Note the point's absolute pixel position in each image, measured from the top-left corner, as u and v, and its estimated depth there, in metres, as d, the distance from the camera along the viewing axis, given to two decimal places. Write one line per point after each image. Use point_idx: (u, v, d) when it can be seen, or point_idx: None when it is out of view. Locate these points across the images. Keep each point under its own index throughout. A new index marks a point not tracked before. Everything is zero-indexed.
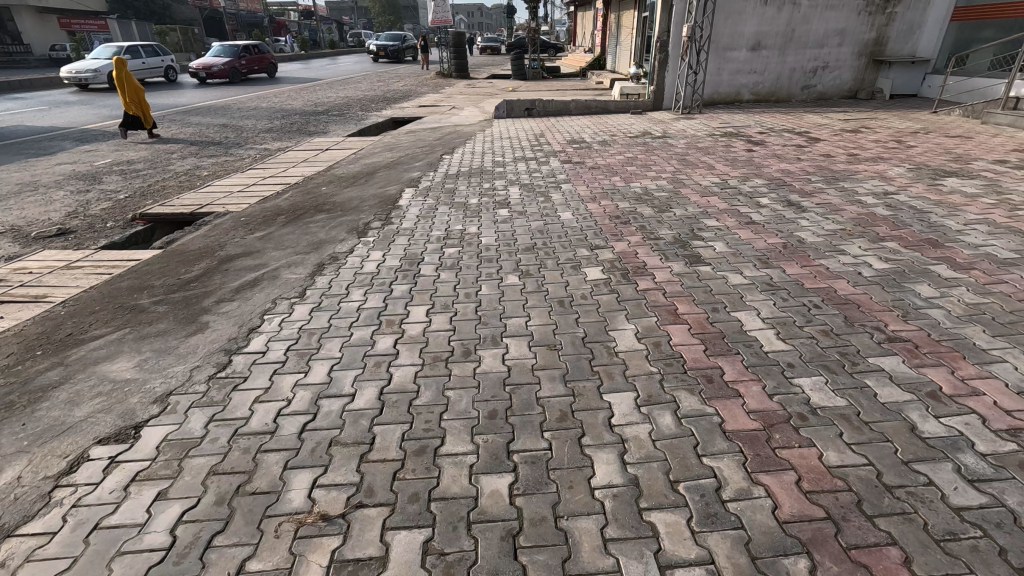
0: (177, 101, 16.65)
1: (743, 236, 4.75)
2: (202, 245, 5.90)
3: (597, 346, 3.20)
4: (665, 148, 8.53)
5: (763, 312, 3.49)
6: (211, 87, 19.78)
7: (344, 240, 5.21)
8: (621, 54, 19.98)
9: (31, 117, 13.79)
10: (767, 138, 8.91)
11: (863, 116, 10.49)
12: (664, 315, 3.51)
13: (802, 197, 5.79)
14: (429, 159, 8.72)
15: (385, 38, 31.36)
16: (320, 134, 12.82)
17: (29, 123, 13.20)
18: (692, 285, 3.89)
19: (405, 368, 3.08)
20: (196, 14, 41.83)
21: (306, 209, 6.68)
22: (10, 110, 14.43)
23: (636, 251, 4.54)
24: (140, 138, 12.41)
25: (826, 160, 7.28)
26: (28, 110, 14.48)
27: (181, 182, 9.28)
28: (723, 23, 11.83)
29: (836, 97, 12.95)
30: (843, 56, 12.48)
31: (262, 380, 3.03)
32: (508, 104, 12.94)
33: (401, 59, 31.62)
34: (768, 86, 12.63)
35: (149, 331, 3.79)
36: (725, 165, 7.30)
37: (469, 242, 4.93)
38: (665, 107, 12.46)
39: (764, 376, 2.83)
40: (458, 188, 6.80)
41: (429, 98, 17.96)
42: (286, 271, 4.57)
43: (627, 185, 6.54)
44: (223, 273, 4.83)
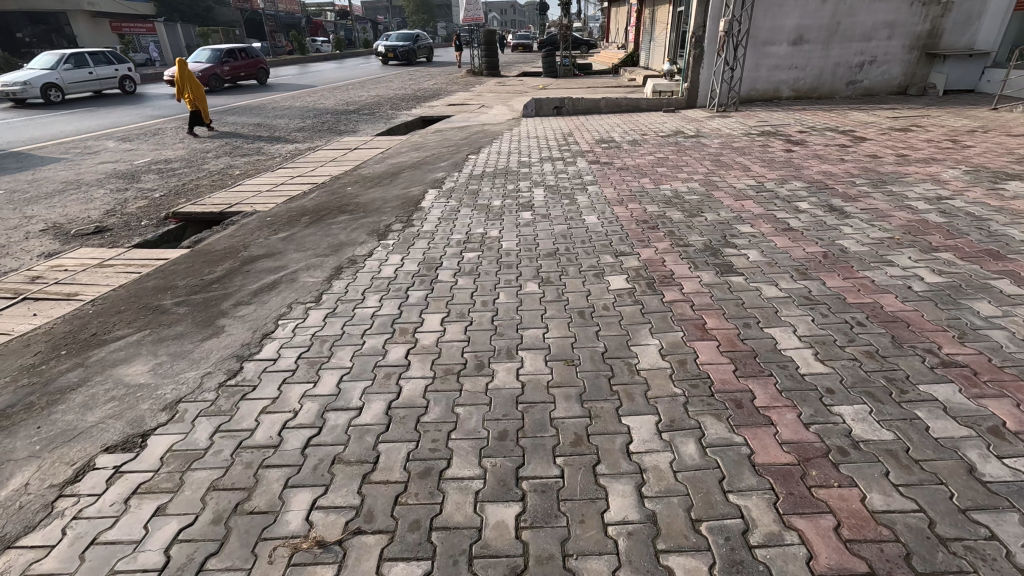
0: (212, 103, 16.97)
1: (780, 244, 4.46)
2: (228, 245, 5.95)
3: (617, 363, 3.02)
4: (698, 148, 8.21)
5: (800, 328, 3.23)
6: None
7: (363, 242, 5.15)
8: (655, 50, 19.48)
9: (73, 120, 14.17)
10: (808, 137, 8.47)
11: (914, 113, 9.86)
12: (691, 329, 3.30)
13: (845, 201, 5.44)
14: (454, 159, 8.62)
15: (396, 39, 29.30)
16: (350, 133, 12.93)
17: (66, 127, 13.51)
18: (722, 297, 3.66)
19: (416, 381, 2.96)
20: (238, 16, 43.17)
21: (330, 210, 6.67)
22: (56, 114, 14.91)
23: (663, 259, 4.32)
24: (179, 137, 12.80)
25: (873, 161, 6.84)
26: (72, 114, 14.92)
27: (213, 181, 9.47)
28: (763, 17, 11.34)
29: (884, 93, 12.25)
30: (892, 50, 11.78)
31: (271, 389, 2.97)
32: (537, 102, 12.72)
33: (415, 60, 29.57)
34: (809, 82, 12.05)
35: (168, 333, 3.80)
36: (762, 166, 6.95)
37: (489, 247, 4.80)
38: (700, 104, 12.04)
39: (799, 403, 2.60)
40: (482, 189, 6.68)
41: (459, 96, 17.88)
42: (305, 274, 4.55)
43: (657, 187, 6.29)
44: (244, 275, 4.85)
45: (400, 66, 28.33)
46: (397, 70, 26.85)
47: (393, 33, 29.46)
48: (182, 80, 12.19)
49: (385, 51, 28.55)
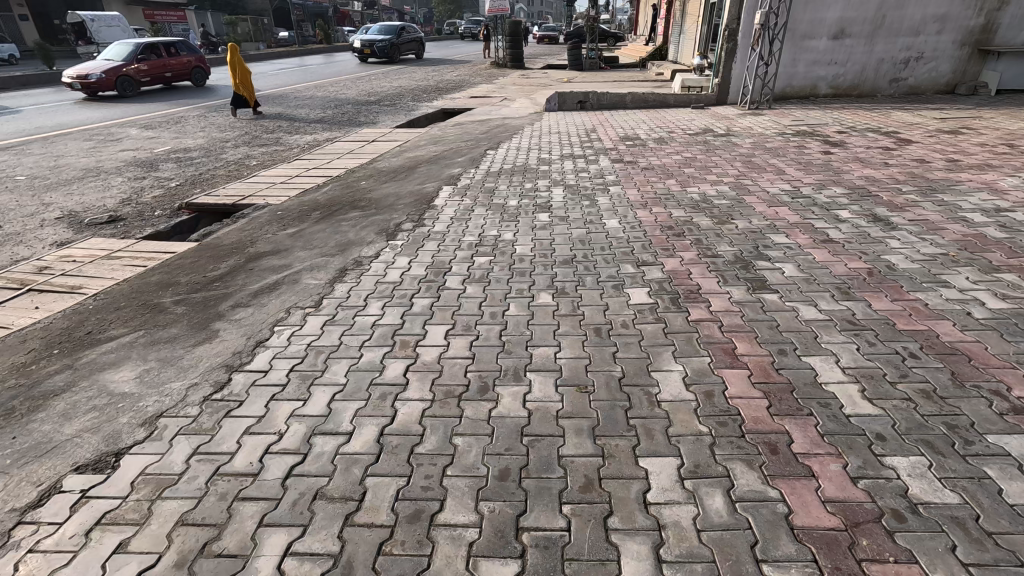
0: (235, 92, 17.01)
1: (818, 258, 4.07)
2: (236, 239, 5.79)
3: (635, 392, 2.71)
4: (728, 147, 7.79)
5: (844, 359, 2.88)
6: (144, 96, 15.83)
7: (371, 242, 4.92)
8: (685, 43, 18.86)
9: (70, 112, 13.71)
10: (848, 138, 7.95)
11: (964, 114, 9.21)
12: (720, 355, 2.98)
13: (891, 210, 5.00)
14: (472, 154, 8.34)
15: (377, 32, 25.28)
16: (370, 124, 12.77)
17: (65, 117, 13.11)
18: (755, 317, 3.32)
19: (412, 405, 2.70)
20: (266, 6, 43.92)
21: (342, 205, 6.46)
22: (53, 105, 14.41)
23: (689, 271, 3.99)
24: (200, 125, 12.80)
25: (920, 166, 6.34)
26: (66, 105, 14.36)
27: (229, 172, 9.37)
28: (802, 9, 10.76)
29: (930, 92, 11.54)
30: (942, 46, 11.06)
31: (257, 406, 2.75)
32: (561, 96, 12.34)
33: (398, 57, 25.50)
34: (850, 79, 11.41)
35: (161, 336, 3.62)
36: (798, 169, 6.49)
37: (502, 252, 4.51)
38: (731, 101, 11.53)
39: (845, 452, 2.26)
40: (498, 188, 6.39)
41: (481, 88, 17.56)
42: (308, 275, 4.33)
43: (683, 190, 5.91)
44: (247, 273, 4.66)
45: (380, 65, 24.56)
46: (376, 68, 23.37)
47: (375, 26, 25.67)
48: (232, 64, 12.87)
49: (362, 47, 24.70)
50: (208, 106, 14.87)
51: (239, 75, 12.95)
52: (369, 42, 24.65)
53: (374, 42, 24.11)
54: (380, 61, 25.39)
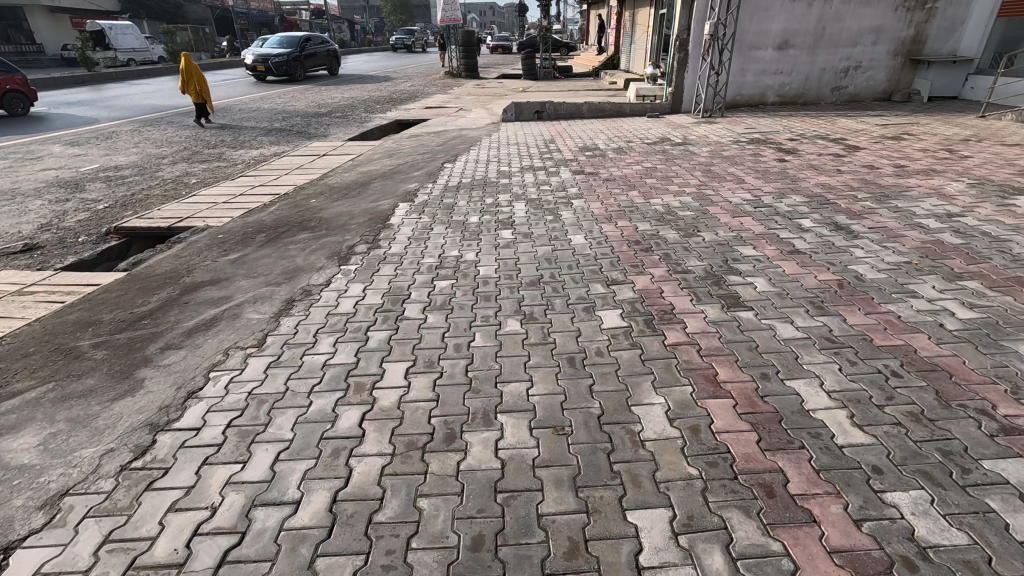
0: (174, 104, 16.08)
1: (788, 271, 4.00)
2: (170, 268, 5.26)
3: (616, 431, 2.50)
4: (686, 156, 7.81)
5: (828, 381, 2.76)
6: None
7: (322, 268, 4.54)
8: (636, 53, 19.22)
9: None
10: (800, 145, 8.13)
11: (903, 121, 9.63)
12: (701, 382, 2.81)
13: (850, 218, 5.04)
14: (429, 168, 8.03)
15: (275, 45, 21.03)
16: (321, 137, 12.25)
17: None
18: (733, 338, 3.19)
19: (370, 462, 2.38)
20: (207, 14, 42.32)
21: (289, 226, 6.03)
22: None
23: (661, 289, 3.83)
24: (134, 140, 11.93)
25: (871, 173, 6.50)
26: None
27: (166, 191, 8.69)
28: (749, 21, 11.05)
29: (869, 99, 12.09)
30: (878, 55, 11.60)
31: (187, 474, 2.37)
32: (517, 106, 12.21)
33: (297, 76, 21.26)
34: (795, 88, 11.81)
35: (74, 390, 3.14)
36: (756, 177, 6.53)
37: (464, 274, 4.23)
38: (684, 109, 11.71)
39: (844, 490, 2.10)
40: (458, 203, 6.11)
41: (436, 99, 17.25)
42: (250, 308, 3.92)
43: (647, 202, 5.80)
44: (181, 307, 4.20)
45: (279, 84, 20.28)
46: (280, 86, 19.79)
47: (273, 35, 21.25)
48: (186, 73, 12.58)
49: (254, 62, 20.20)
50: (142, 120, 13.92)
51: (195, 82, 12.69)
52: (263, 57, 20.21)
53: (269, 58, 19.61)
54: (280, 79, 21.10)
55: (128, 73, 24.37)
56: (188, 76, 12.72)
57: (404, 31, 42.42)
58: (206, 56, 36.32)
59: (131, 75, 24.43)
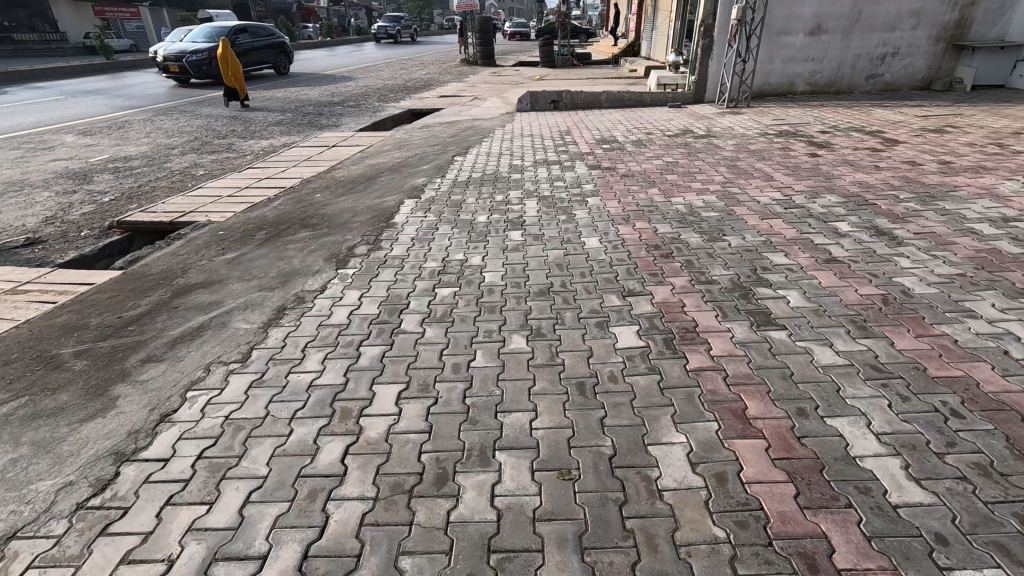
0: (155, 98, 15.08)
1: (824, 283, 3.62)
2: (165, 268, 5.05)
3: (630, 477, 2.19)
4: (710, 150, 7.36)
5: (876, 419, 2.40)
6: None
7: (318, 271, 4.28)
8: (658, 39, 18.54)
9: None
10: (833, 139, 7.61)
11: (945, 112, 8.98)
12: (730, 418, 2.47)
13: (893, 222, 4.60)
14: (438, 161, 7.71)
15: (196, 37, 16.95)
16: (331, 127, 12.00)
17: None
18: (764, 362, 2.84)
19: (349, 509, 2.11)
20: (227, 2, 42.54)
21: (290, 223, 5.78)
22: None
23: (682, 302, 3.48)
24: (145, 130, 11.81)
25: (913, 170, 5.99)
26: None
27: (172, 183, 8.53)
28: (779, 4, 10.42)
29: (906, 88, 11.38)
30: (917, 41, 10.89)
31: (148, 516, 2.12)
32: (533, 95, 11.76)
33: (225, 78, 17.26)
34: (826, 76, 11.17)
35: (44, 407, 2.92)
36: (786, 174, 6.08)
37: (467, 282, 3.93)
38: (708, 99, 11.17)
39: (902, 566, 1.77)
40: (466, 201, 5.79)
41: (451, 87, 16.85)
42: (239, 317, 3.67)
43: (667, 200, 5.42)
44: (170, 312, 3.97)
45: (199, 89, 16.41)
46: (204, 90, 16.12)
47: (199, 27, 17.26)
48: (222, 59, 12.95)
49: (166, 62, 16.28)
50: (154, 108, 13.81)
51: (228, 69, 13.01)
52: (178, 54, 16.26)
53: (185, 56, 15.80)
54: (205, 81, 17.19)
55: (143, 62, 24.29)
56: (223, 62, 13.01)
57: (392, 18, 39.27)
58: None
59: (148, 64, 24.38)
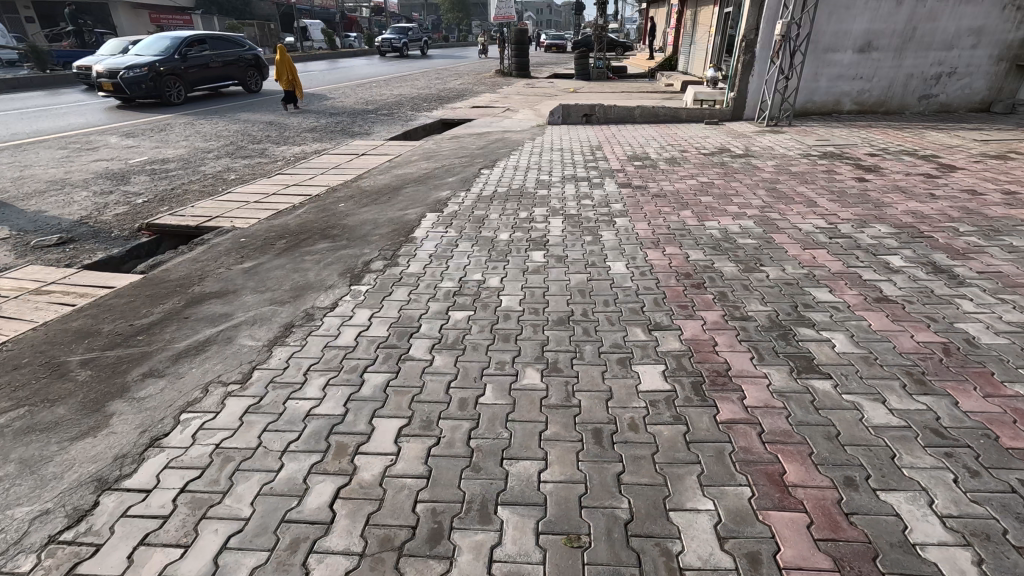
0: (95, 120, 12.89)
1: (874, 325, 3.27)
2: (183, 274, 5.01)
3: (647, 550, 1.92)
4: (748, 171, 7.01)
5: (940, 496, 2.07)
6: None
7: (330, 287, 4.14)
8: (696, 54, 18.17)
9: None
10: (882, 162, 7.15)
11: (1008, 136, 8.38)
12: (765, 482, 2.18)
13: (952, 257, 4.19)
14: (464, 174, 7.57)
15: (142, 49, 14.42)
16: (363, 135, 12.07)
17: None
18: (806, 417, 2.53)
19: (332, 566, 1.91)
20: (274, 11, 44.09)
21: (310, 233, 5.71)
22: None
23: (714, 341, 3.19)
24: (185, 134, 12.11)
25: (974, 200, 5.52)
26: None
27: (204, 187, 8.64)
28: (827, 21, 9.98)
29: (962, 109, 10.74)
30: (977, 60, 10.26)
31: (120, 555, 1.97)
32: (565, 109, 11.58)
33: (175, 98, 14.65)
34: (875, 95, 10.63)
35: (40, 419, 2.83)
36: (831, 200, 5.69)
37: (483, 305, 3.72)
38: (747, 116, 10.77)
39: None
40: (489, 216, 5.61)
41: (484, 98, 16.82)
42: (246, 332, 3.56)
43: (700, 224, 5.13)
44: (180, 323, 3.89)
45: (139, 111, 13.87)
46: (146, 112, 13.69)
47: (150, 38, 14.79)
48: (279, 64, 13.82)
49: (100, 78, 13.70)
50: (193, 112, 14.13)
51: (289, 73, 13.85)
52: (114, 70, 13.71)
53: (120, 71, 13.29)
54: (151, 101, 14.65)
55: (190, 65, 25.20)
56: (282, 66, 13.72)
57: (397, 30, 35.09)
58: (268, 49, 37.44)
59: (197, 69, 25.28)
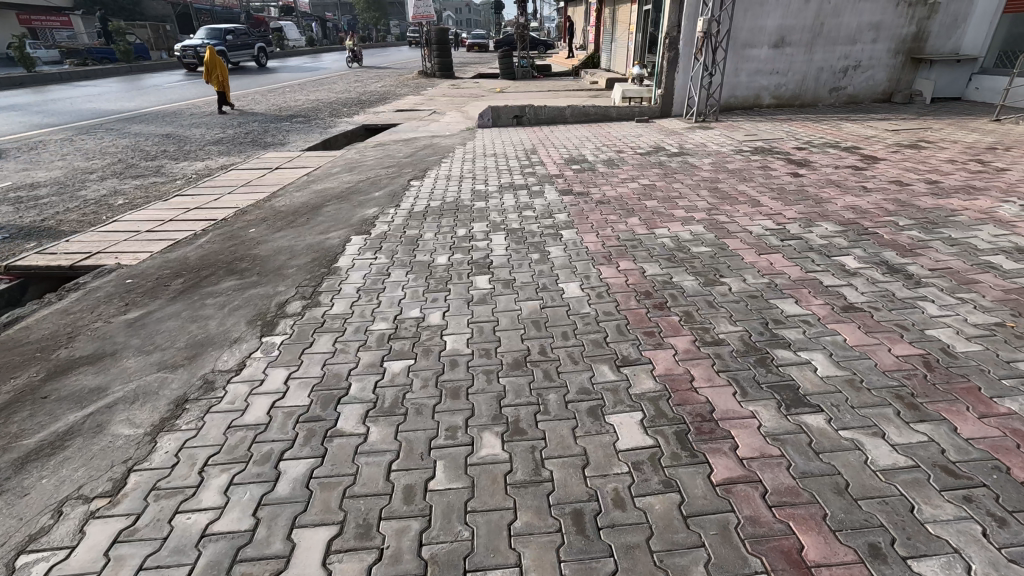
0: None
1: (850, 341, 3.05)
2: (47, 332, 4.03)
3: None
4: (686, 170, 6.89)
5: (976, 558, 1.80)
6: None
7: (236, 341, 3.43)
8: (617, 52, 18.39)
9: None
10: (811, 156, 7.27)
11: (914, 125, 8.85)
12: (784, 565, 1.82)
13: (902, 255, 4.14)
14: (391, 187, 6.91)
15: None
16: (276, 146, 11.01)
17: None
18: (809, 466, 2.21)
19: None
20: (169, 10, 40.40)
21: (213, 268, 4.87)
22: None
23: (689, 375, 2.84)
24: (61, 152, 10.49)
25: (904, 191, 5.63)
26: None
27: (84, 215, 7.40)
28: (743, 17, 10.19)
29: (868, 101, 11.37)
30: (878, 54, 10.88)
31: None
32: (494, 110, 11.13)
33: None
34: (791, 88, 11.02)
35: None
36: (773, 198, 5.61)
37: (425, 352, 3.17)
38: (675, 112, 10.83)
39: None
40: (424, 236, 5.05)
41: (407, 101, 16.00)
42: (123, 415, 2.78)
43: (650, 232, 4.84)
44: (35, 406, 3.01)
45: None
46: None
47: None
48: (210, 64, 13.28)
49: None
50: None
51: (219, 74, 13.36)
52: None
53: None
54: None
55: (76, 74, 22.60)
56: (211, 68, 13.25)
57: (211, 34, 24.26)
58: (165, 53, 34.26)
59: (82, 78, 22.57)
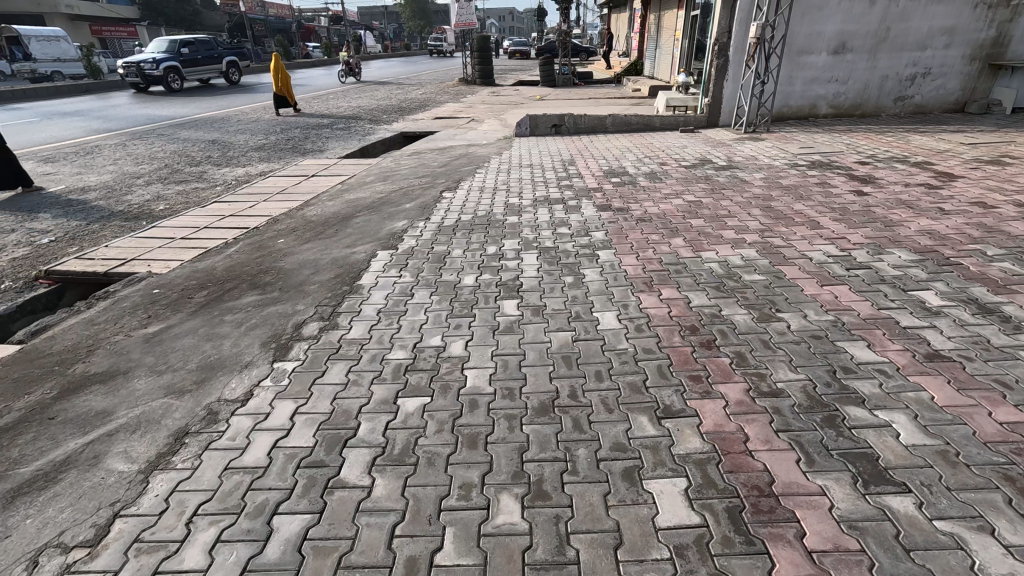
0: None
1: (940, 399, 2.58)
2: (69, 343, 3.97)
3: None
4: (736, 185, 6.41)
5: None
6: None
7: (247, 366, 3.24)
8: (662, 59, 17.81)
9: None
10: (876, 171, 6.65)
11: (994, 138, 8.03)
12: None
13: (994, 291, 3.59)
14: (423, 199, 6.71)
15: None
16: (314, 153, 11.07)
17: None
18: (898, 569, 1.79)
19: None
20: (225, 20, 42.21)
21: (237, 281, 4.77)
22: None
23: (743, 434, 2.44)
24: (113, 157, 10.86)
25: (990, 214, 4.99)
26: None
27: (125, 221, 7.52)
28: (800, 22, 9.57)
29: (938, 110, 10.48)
30: (951, 60, 10.02)
31: None
32: (532, 119, 10.85)
33: None
34: (851, 98, 10.29)
35: None
36: (835, 219, 5.09)
37: (442, 389, 2.88)
38: (723, 122, 10.27)
39: None
40: (452, 252, 4.79)
41: (446, 109, 15.96)
42: (121, 448, 2.61)
43: (696, 255, 4.43)
44: (40, 428, 2.89)
45: None
46: None
47: None
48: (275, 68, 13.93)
49: None
50: None
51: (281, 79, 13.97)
52: None
53: None
54: None
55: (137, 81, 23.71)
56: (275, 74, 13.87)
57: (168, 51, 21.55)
58: None
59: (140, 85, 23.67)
